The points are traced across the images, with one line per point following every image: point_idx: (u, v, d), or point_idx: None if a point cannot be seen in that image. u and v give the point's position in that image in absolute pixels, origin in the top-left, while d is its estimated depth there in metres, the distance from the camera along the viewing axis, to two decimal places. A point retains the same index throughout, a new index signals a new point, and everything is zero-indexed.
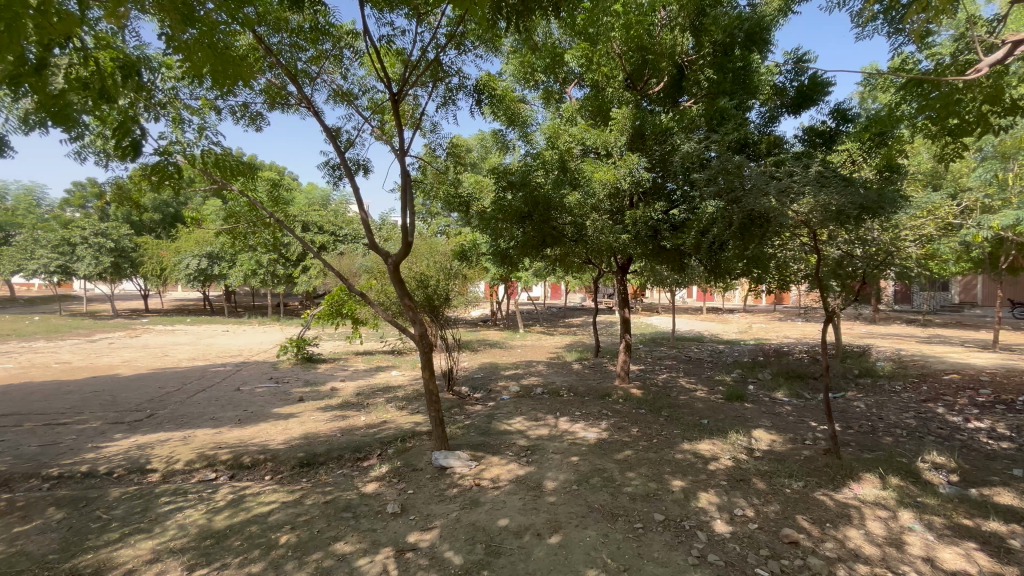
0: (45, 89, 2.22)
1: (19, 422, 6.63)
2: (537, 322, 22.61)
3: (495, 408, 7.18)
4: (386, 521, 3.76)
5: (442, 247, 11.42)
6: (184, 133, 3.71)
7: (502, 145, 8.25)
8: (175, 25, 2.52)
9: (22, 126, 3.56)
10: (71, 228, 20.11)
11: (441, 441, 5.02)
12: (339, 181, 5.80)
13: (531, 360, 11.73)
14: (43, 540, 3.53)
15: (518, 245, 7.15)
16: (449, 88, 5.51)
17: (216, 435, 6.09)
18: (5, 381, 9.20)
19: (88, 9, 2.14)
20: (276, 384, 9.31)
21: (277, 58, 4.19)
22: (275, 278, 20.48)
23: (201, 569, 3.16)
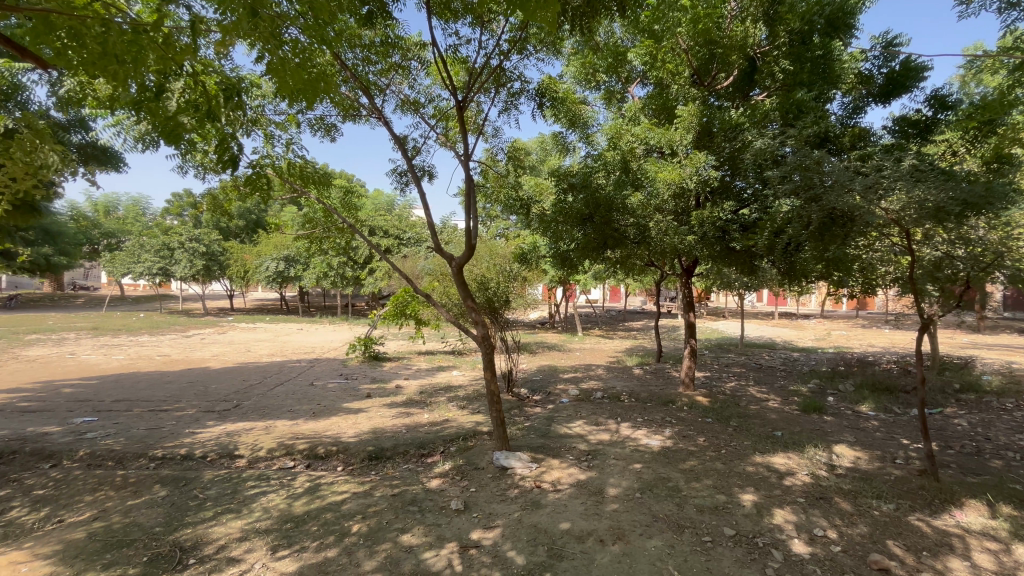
0: (161, 114, 2.49)
1: (130, 407, 7.46)
2: (596, 325, 22.28)
3: (555, 411, 7.16)
4: (451, 517, 3.86)
5: (502, 250, 11.55)
6: (272, 147, 3.99)
7: (562, 147, 8.22)
8: (270, 48, 2.74)
9: (137, 144, 4.00)
10: (170, 234, 22.42)
11: (502, 441, 5.08)
12: (406, 187, 6.03)
13: (590, 363, 11.59)
14: (151, 513, 3.95)
15: (578, 248, 7.07)
16: (511, 93, 5.58)
17: (293, 426, 6.53)
18: (119, 370, 10.39)
19: (200, 39, 2.38)
20: (346, 380, 9.83)
21: (351, 73, 4.42)
22: (344, 279, 21.63)
23: (283, 550, 3.40)
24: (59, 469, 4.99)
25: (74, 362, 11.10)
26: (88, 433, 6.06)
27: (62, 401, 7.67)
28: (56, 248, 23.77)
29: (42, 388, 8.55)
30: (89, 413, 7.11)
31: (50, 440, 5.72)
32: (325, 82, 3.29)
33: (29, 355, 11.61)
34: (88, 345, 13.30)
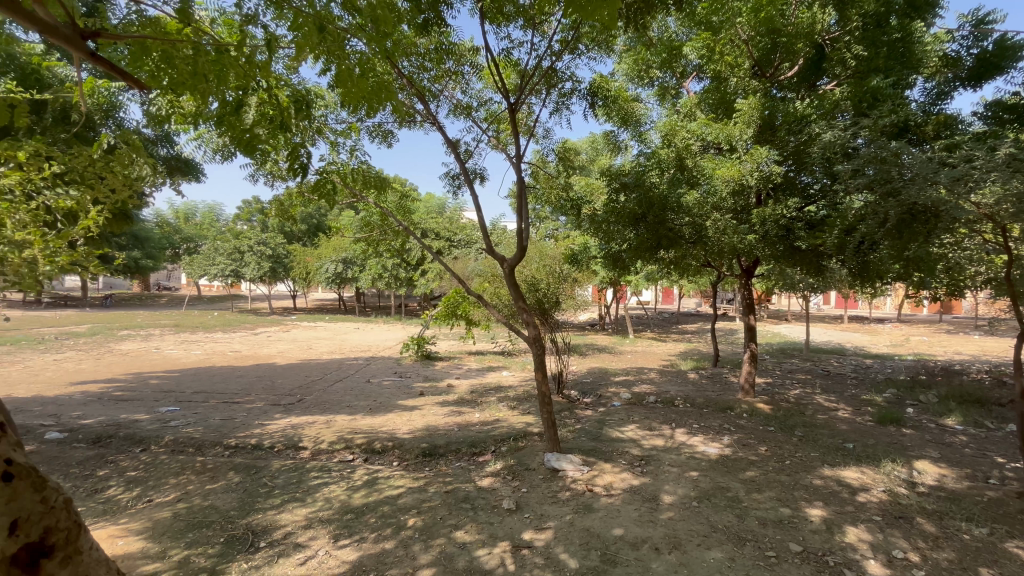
0: (238, 127, 2.68)
1: (207, 399, 8.07)
2: (648, 327, 21.71)
3: (607, 414, 7.05)
4: (503, 516, 3.90)
5: (551, 251, 11.53)
6: (336, 154, 4.18)
7: (613, 146, 8.10)
8: (338, 61, 2.88)
9: (214, 156, 4.30)
10: (241, 239, 24.07)
11: (554, 444, 5.03)
12: (458, 190, 6.14)
13: (642, 366, 11.32)
14: (226, 498, 4.25)
15: (630, 248, 6.90)
16: (562, 93, 5.57)
17: (351, 421, 6.81)
18: (197, 364, 11.27)
19: (273, 55, 2.53)
20: (400, 378, 10.15)
21: (407, 80, 4.57)
22: (398, 281, 22.34)
23: (345, 539, 3.56)
24: (148, 453, 5.47)
25: (160, 356, 12.16)
26: (171, 422, 6.61)
27: (149, 391, 8.42)
28: (144, 252, 26.14)
29: (133, 379, 9.42)
30: (172, 403, 7.75)
31: (140, 427, 6.29)
32: (387, 91, 3.42)
33: (122, 349, 12.83)
34: (171, 341, 14.52)
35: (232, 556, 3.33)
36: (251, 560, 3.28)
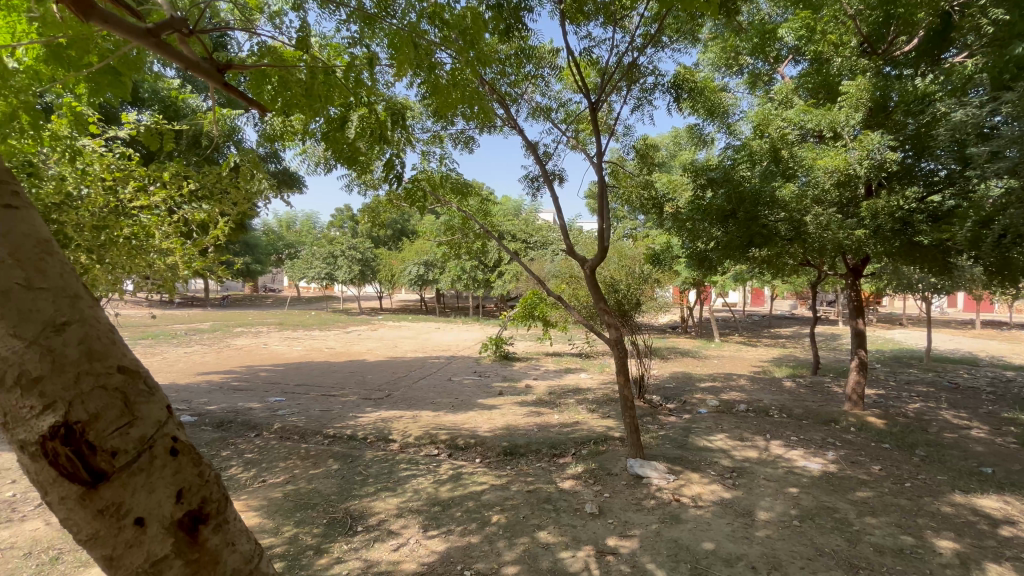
0: (339, 140, 2.85)
1: (308, 391, 8.83)
2: (736, 331, 20.37)
3: (693, 421, 6.72)
4: (586, 520, 3.85)
5: (631, 251, 11.23)
6: (427, 163, 4.38)
7: (697, 140, 7.73)
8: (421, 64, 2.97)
9: (317, 167, 4.66)
10: (335, 244, 26.08)
11: (637, 449, 4.88)
12: (538, 191, 6.18)
13: (731, 372, 10.66)
14: (327, 483, 4.62)
15: (719, 248, 6.49)
16: (643, 89, 5.40)
17: (435, 417, 7.09)
18: (299, 359, 12.36)
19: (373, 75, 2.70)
20: (480, 377, 10.40)
21: (490, 87, 4.68)
22: (476, 282, 22.94)
23: (433, 530, 3.72)
24: (261, 438, 6.10)
25: (268, 351, 13.51)
26: (279, 411, 7.32)
27: (260, 383, 9.39)
28: (254, 258, 29.15)
29: (247, 372, 10.54)
30: (279, 394, 8.58)
31: (253, 414, 7.02)
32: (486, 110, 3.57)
33: (237, 344, 14.42)
34: (276, 337, 16.08)
35: (334, 537, 3.61)
36: (351, 542, 3.54)
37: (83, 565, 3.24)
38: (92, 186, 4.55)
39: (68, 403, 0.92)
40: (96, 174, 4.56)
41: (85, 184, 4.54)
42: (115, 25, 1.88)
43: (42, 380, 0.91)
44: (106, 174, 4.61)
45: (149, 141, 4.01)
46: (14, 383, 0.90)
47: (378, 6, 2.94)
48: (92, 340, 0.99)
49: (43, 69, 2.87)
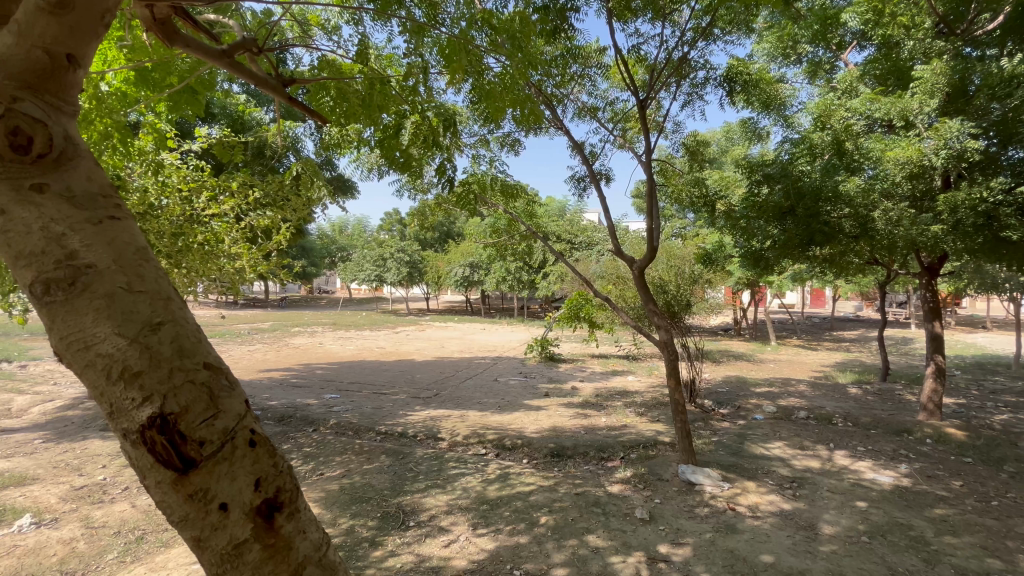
0: (393, 146, 2.94)
1: (361, 389, 9.17)
2: (794, 333, 19.35)
3: (748, 428, 6.44)
4: (636, 525, 3.78)
5: (681, 250, 10.91)
6: (476, 166, 4.45)
7: (752, 135, 7.43)
8: (475, 66, 3.08)
9: (368, 172, 4.79)
10: (385, 246, 26.93)
11: (688, 455, 4.74)
12: (584, 192, 6.13)
13: (789, 377, 10.13)
14: (380, 478, 4.78)
15: (776, 247, 6.04)
16: (693, 83, 5.25)
17: (482, 417, 7.18)
18: (351, 358, 12.86)
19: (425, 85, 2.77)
20: (526, 378, 10.43)
21: (539, 88, 4.68)
22: (521, 283, 23.02)
23: (482, 528, 3.78)
24: (318, 433, 6.39)
25: (323, 350, 14.14)
26: (335, 407, 7.64)
27: (317, 380, 9.84)
28: (309, 261, 30.60)
29: (304, 369, 11.07)
30: (334, 391, 8.96)
31: (311, 410, 7.37)
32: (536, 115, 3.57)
33: (295, 343, 15.19)
34: (331, 337, 16.81)
35: (388, 531, 3.73)
36: (404, 536, 3.64)
37: (164, 546, 3.51)
38: (170, 197, 4.99)
39: (163, 395, 1.01)
40: (174, 186, 4.98)
41: (164, 195, 4.97)
42: (195, 49, 2.02)
43: (142, 374, 1.01)
44: (182, 186, 5.03)
45: (221, 154, 4.31)
46: (118, 376, 1.00)
47: (427, 16, 3.02)
48: (183, 339, 1.08)
49: (129, 91, 3.15)
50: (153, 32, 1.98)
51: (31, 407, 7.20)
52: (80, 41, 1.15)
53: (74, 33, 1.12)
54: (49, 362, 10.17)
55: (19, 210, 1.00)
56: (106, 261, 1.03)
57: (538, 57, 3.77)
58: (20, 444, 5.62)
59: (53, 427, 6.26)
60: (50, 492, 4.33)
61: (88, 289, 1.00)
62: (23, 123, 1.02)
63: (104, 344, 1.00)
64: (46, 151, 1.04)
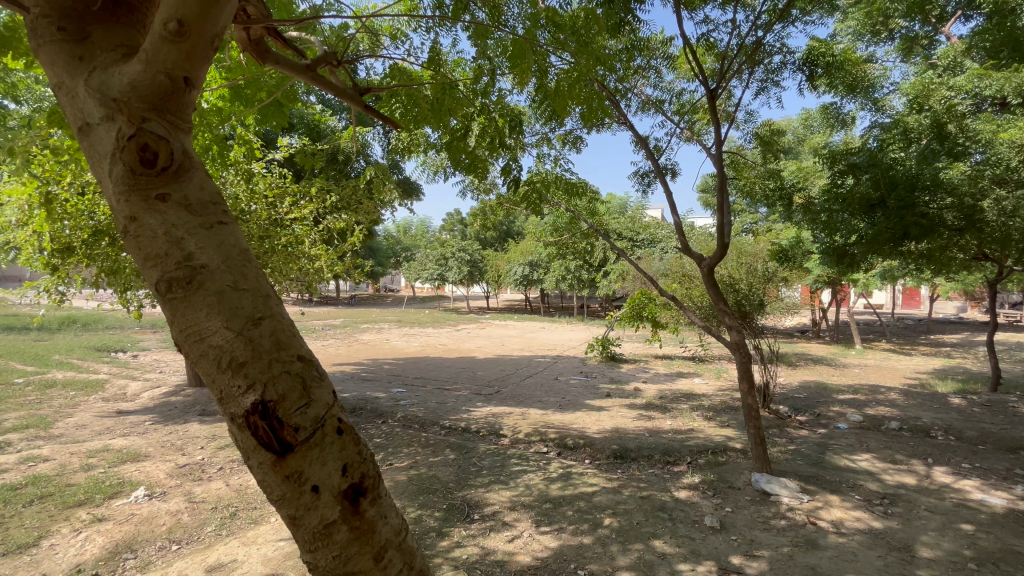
0: (460, 148, 2.99)
1: (426, 384, 9.49)
2: (884, 336, 17.67)
3: (830, 437, 5.98)
4: (705, 533, 3.64)
5: (752, 246, 10.31)
6: (541, 165, 4.45)
7: (835, 121, 6.89)
8: (542, 64, 3.07)
9: (433, 174, 4.91)
10: (446, 246, 27.68)
11: (762, 463, 4.49)
12: (648, 187, 5.96)
13: (877, 384, 9.28)
14: (445, 471, 4.93)
15: (865, 243, 5.52)
16: (768, 69, 4.94)
17: (543, 415, 7.20)
18: (415, 354, 13.32)
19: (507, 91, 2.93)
20: (586, 378, 10.32)
21: (602, 83, 4.57)
22: (581, 282, 22.76)
23: (545, 525, 3.79)
24: (387, 425, 6.69)
25: (389, 346, 14.77)
26: (401, 401, 7.97)
27: (384, 375, 10.29)
28: (376, 261, 32.05)
29: (372, 364, 11.62)
30: (400, 385, 9.34)
31: (380, 403, 7.73)
32: (600, 112, 3.54)
33: (364, 338, 16.00)
34: (397, 333, 17.54)
35: (453, 522, 3.84)
36: (469, 529, 3.73)
37: (253, 523, 3.83)
38: (258, 203, 5.43)
39: (264, 384, 1.11)
40: (261, 193, 5.44)
41: (253, 201, 5.41)
42: (283, 65, 2.16)
43: (246, 364, 1.11)
44: (268, 193, 5.48)
45: (302, 161, 4.62)
46: (227, 365, 1.11)
47: (492, 18, 3.06)
48: (280, 332, 1.17)
49: (223, 107, 3.46)
50: (249, 52, 2.16)
51: (142, 392, 8.11)
52: (195, 64, 1.25)
53: (191, 58, 1.23)
54: (155, 353, 11.40)
55: (147, 217, 1.14)
56: (216, 262, 1.14)
57: (603, 52, 3.71)
58: (134, 425, 6.35)
59: (159, 411, 7.01)
60: (159, 468, 4.87)
61: (202, 287, 1.12)
62: (151, 140, 1.15)
63: (216, 336, 1.11)
64: (168, 164, 1.17)
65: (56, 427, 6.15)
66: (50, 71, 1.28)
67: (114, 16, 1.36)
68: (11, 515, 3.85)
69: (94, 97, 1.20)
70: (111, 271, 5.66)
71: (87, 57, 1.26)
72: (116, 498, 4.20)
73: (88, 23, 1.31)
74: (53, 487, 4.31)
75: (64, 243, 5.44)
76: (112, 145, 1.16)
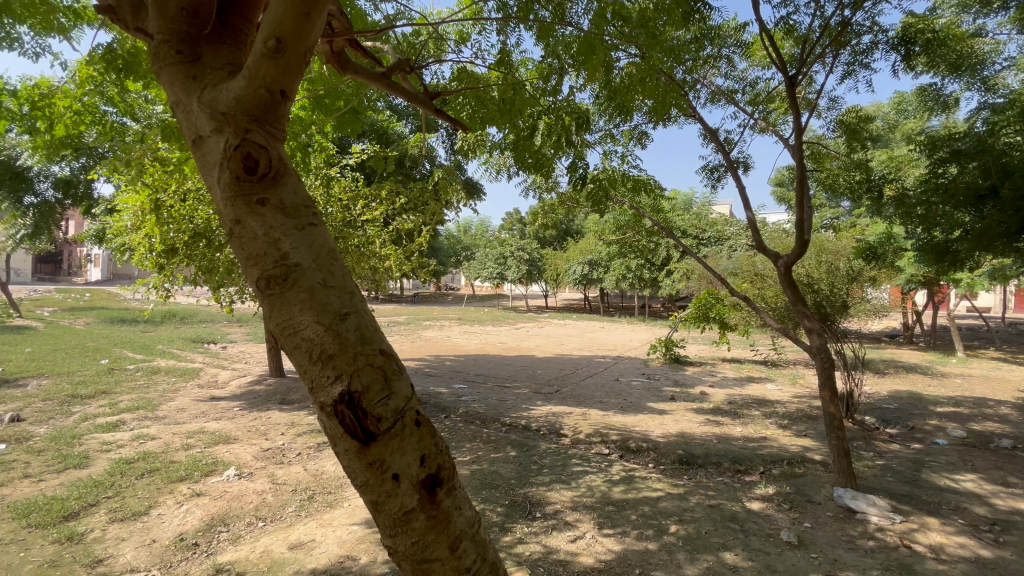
0: (526, 148, 3.04)
1: (486, 381, 9.64)
2: (993, 344, 15.67)
3: (927, 453, 5.42)
4: (781, 548, 3.43)
5: (835, 242, 9.53)
6: (608, 162, 4.37)
7: (936, 104, 6.20)
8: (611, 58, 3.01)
9: (497, 174, 4.96)
10: (505, 245, 27.94)
11: (846, 477, 4.15)
12: (718, 182, 5.70)
13: (985, 397, 8.28)
14: (507, 467, 4.99)
15: (971, 239, 4.94)
16: (855, 51, 4.56)
17: (604, 417, 7.09)
18: (476, 351, 13.56)
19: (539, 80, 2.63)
20: (649, 380, 10.03)
21: (671, 76, 4.41)
22: (642, 281, 22.14)
23: (608, 528, 3.73)
24: (450, 419, 6.88)
25: (450, 343, 15.15)
26: (463, 397, 8.15)
27: (446, 371, 10.57)
28: (438, 260, 32.95)
29: (435, 360, 11.97)
30: (461, 382, 9.55)
31: (443, 398, 7.96)
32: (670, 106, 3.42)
33: (426, 335, 16.52)
34: (457, 331, 17.95)
35: (516, 518, 3.88)
36: (531, 526, 3.75)
37: (329, 506, 4.07)
38: (334, 206, 5.78)
39: (350, 375, 1.18)
40: (337, 196, 5.79)
41: (330, 204, 5.79)
42: (362, 75, 2.27)
43: (335, 357, 1.18)
44: (343, 196, 5.81)
45: (375, 165, 4.85)
46: (317, 357, 1.19)
47: (557, 17, 3.05)
48: (364, 327, 1.24)
49: (305, 117, 3.72)
50: (331, 63, 2.29)
51: (231, 380, 8.87)
52: (290, 78, 1.35)
53: (286, 71, 1.33)
54: (241, 345, 12.41)
55: (250, 220, 1.24)
56: (309, 261, 1.23)
57: (672, 42, 3.58)
58: (225, 410, 6.97)
59: (245, 398, 7.63)
60: (246, 451, 5.30)
61: (296, 284, 1.21)
62: (252, 150, 1.25)
63: (308, 330, 1.19)
64: (266, 171, 1.27)
65: (161, 409, 6.87)
66: (169, 90, 1.43)
67: (222, 39, 1.50)
68: (127, 486, 4.35)
69: (205, 111, 1.33)
70: (207, 270, 6.24)
71: (200, 76, 1.40)
72: (211, 475, 4.63)
73: (201, 45, 1.46)
74: (160, 463, 4.82)
75: (169, 244, 6.01)
76: (220, 155, 1.28)
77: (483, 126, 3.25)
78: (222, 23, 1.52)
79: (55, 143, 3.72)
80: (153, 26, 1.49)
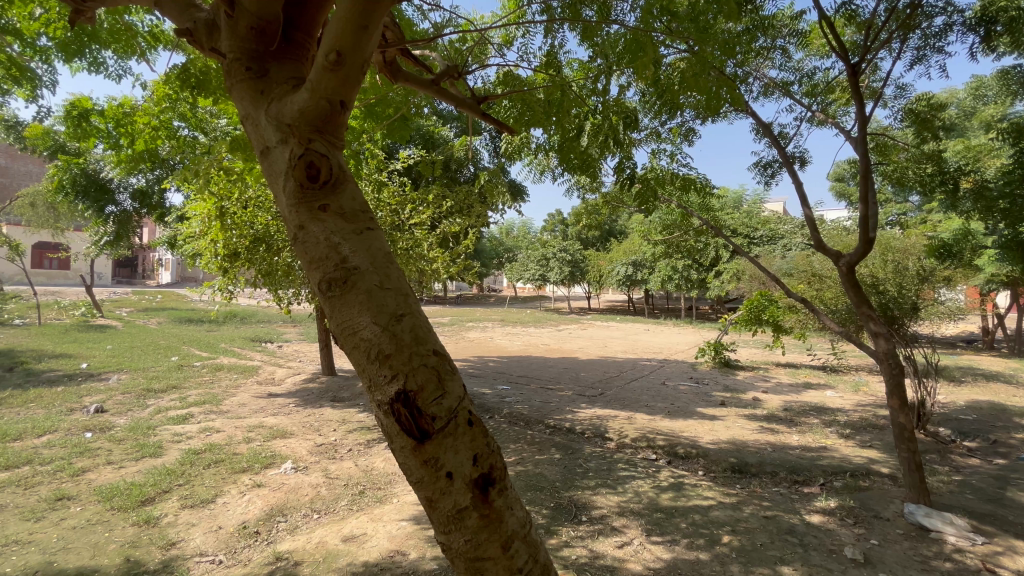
0: (571, 148, 3.03)
1: (529, 383, 9.64)
2: None
3: (1013, 469, 4.95)
4: (845, 565, 3.23)
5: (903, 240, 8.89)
6: (655, 160, 4.27)
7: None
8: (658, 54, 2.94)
9: (542, 175, 4.95)
10: (548, 247, 27.88)
11: (919, 493, 3.86)
12: (772, 179, 5.45)
13: None
14: (551, 469, 4.97)
15: None
16: (926, 35, 4.24)
17: (651, 421, 6.93)
18: (519, 353, 13.61)
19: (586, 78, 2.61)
20: (697, 384, 9.71)
21: (721, 70, 4.26)
22: (689, 283, 21.48)
23: (656, 535, 3.64)
24: (494, 420, 6.94)
25: (493, 344, 15.26)
26: (506, 398, 8.19)
27: (490, 372, 10.66)
28: (482, 262, 33.34)
29: (478, 361, 12.12)
30: (504, 383, 9.60)
31: (487, 399, 8.04)
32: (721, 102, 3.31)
33: (470, 336, 16.74)
34: (500, 332, 18.10)
35: (561, 521, 3.85)
36: (577, 530, 3.72)
37: (379, 501, 4.21)
38: (383, 210, 5.96)
39: (405, 374, 1.21)
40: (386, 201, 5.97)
41: (379, 209, 5.97)
42: (412, 82, 2.33)
43: (391, 356, 1.22)
44: (392, 201, 5.98)
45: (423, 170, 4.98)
46: (375, 356, 1.23)
47: (602, 16, 3.01)
48: (419, 328, 1.28)
49: (357, 125, 3.87)
50: (383, 72, 2.37)
51: (287, 378, 9.32)
52: (348, 88, 1.41)
53: (345, 83, 1.39)
54: (296, 344, 13.03)
55: (312, 225, 1.31)
56: (367, 264, 1.28)
57: (721, 35, 3.46)
58: (281, 406, 7.33)
59: (300, 395, 8.00)
60: (302, 445, 5.56)
61: (355, 285, 1.25)
62: (314, 159, 1.32)
63: (366, 330, 1.24)
64: (328, 178, 1.33)
65: (225, 404, 7.32)
66: (239, 105, 1.53)
67: (286, 55, 1.59)
68: (196, 475, 4.66)
69: (272, 124, 1.41)
70: (267, 273, 6.59)
71: (266, 90, 1.49)
72: (270, 468, 4.89)
73: (268, 62, 1.55)
74: (224, 454, 5.14)
75: (232, 249, 6.39)
76: (286, 164, 1.35)
77: (528, 128, 3.26)
78: (286, 39, 1.61)
79: (135, 157, 4.04)
80: (225, 46, 1.59)
